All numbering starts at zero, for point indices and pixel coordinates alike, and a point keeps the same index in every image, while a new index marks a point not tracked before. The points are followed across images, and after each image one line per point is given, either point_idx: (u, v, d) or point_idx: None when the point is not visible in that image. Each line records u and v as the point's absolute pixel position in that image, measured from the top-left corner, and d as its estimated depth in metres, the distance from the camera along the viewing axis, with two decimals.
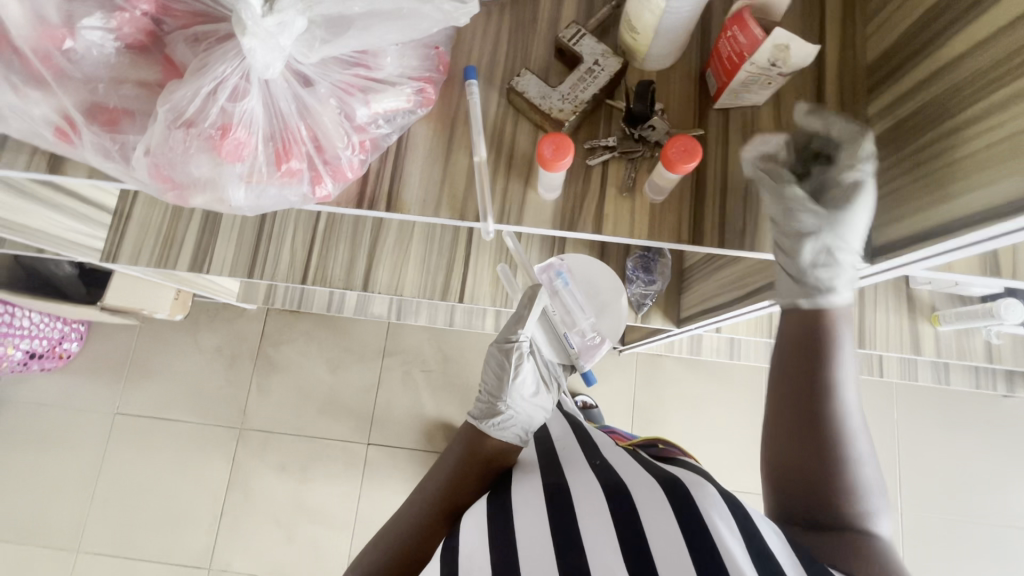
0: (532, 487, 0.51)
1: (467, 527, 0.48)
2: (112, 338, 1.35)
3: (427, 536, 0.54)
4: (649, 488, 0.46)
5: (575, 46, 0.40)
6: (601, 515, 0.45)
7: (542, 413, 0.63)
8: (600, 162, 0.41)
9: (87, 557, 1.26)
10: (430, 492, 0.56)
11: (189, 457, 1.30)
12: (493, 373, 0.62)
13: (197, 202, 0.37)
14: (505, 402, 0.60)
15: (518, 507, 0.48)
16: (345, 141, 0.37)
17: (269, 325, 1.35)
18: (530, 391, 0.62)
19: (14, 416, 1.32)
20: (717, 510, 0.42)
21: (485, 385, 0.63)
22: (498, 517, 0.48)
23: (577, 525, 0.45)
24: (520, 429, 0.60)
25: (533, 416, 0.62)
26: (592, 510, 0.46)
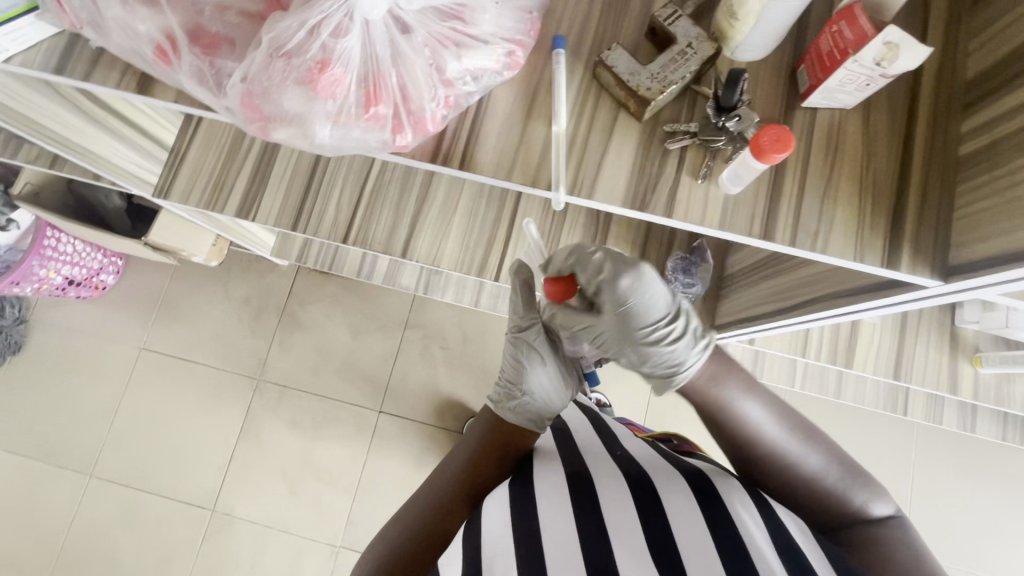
0: (557, 472, 0.51)
1: (490, 511, 0.49)
2: (147, 275, 1.39)
3: (446, 517, 0.54)
4: (674, 483, 0.48)
5: (669, 26, 0.40)
6: (626, 505, 0.46)
7: (560, 400, 0.61)
8: (679, 146, 0.41)
9: (99, 482, 1.30)
10: (450, 472, 0.57)
11: (206, 401, 1.33)
12: (510, 364, 0.61)
13: (279, 136, 0.37)
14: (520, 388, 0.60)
15: (541, 493, 0.49)
16: (428, 92, 0.37)
17: (298, 283, 1.37)
18: (547, 378, 0.60)
19: (47, 338, 1.37)
20: (745, 507, 0.44)
21: (503, 371, 0.63)
22: (520, 503, 0.48)
23: (600, 514, 0.46)
24: (534, 415, 0.60)
25: (550, 403, 0.61)
26: (615, 499, 0.47)
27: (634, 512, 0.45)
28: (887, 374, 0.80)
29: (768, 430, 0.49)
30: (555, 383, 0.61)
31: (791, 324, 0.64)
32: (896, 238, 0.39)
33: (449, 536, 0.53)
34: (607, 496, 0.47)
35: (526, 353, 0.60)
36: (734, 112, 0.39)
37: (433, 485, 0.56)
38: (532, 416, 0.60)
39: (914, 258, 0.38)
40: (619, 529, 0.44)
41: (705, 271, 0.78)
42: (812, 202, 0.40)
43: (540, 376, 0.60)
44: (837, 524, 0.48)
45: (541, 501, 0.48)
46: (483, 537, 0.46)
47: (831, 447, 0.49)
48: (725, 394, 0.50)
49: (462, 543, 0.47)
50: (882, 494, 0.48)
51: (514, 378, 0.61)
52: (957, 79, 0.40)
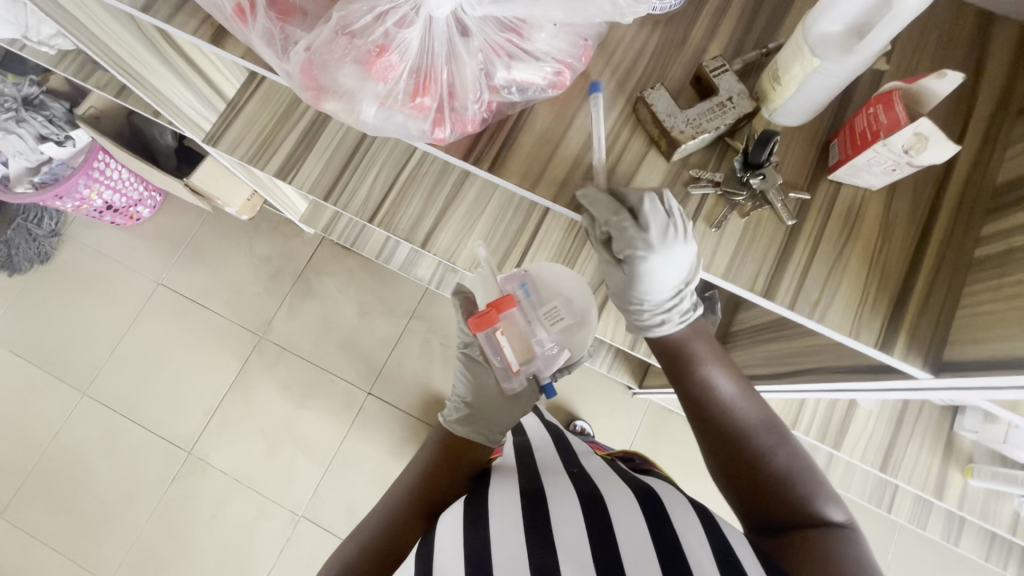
0: (511, 489, 0.53)
1: (445, 530, 0.50)
2: (180, 215, 1.44)
3: (402, 534, 0.55)
4: (623, 498, 0.50)
5: (714, 77, 0.41)
6: (573, 510, 0.48)
7: (502, 416, 0.64)
8: (700, 193, 0.42)
9: (89, 401, 1.34)
10: (405, 489, 0.58)
11: (207, 346, 1.37)
12: (463, 380, 0.66)
13: (328, 107, 0.40)
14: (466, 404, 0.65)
15: (493, 507, 0.51)
16: (470, 94, 0.40)
17: (319, 253, 1.41)
18: (486, 396, 0.63)
19: (75, 255, 1.42)
20: (689, 525, 0.45)
21: (455, 390, 0.68)
22: (474, 516, 0.50)
23: (549, 528, 0.47)
24: (478, 429, 0.64)
25: (492, 419, 0.64)
26: (563, 511, 0.48)
27: (579, 520, 0.47)
28: (874, 463, 0.80)
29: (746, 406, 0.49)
30: (501, 398, 0.63)
31: (792, 388, 0.65)
32: (894, 324, 0.39)
33: (406, 551, 0.55)
34: (556, 505, 0.49)
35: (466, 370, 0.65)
36: (760, 169, 0.40)
37: (390, 505, 0.58)
38: (477, 427, 0.64)
39: (907, 345, 0.39)
40: (563, 538, 0.45)
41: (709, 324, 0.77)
42: (818, 272, 0.41)
43: (487, 392, 0.63)
44: (784, 524, 0.46)
45: (493, 513, 0.50)
46: (436, 553, 0.48)
47: (786, 437, 0.49)
48: (697, 359, 0.51)
49: (415, 561, 0.49)
50: (837, 501, 0.46)
51: (461, 394, 0.66)
52: (987, 182, 0.40)
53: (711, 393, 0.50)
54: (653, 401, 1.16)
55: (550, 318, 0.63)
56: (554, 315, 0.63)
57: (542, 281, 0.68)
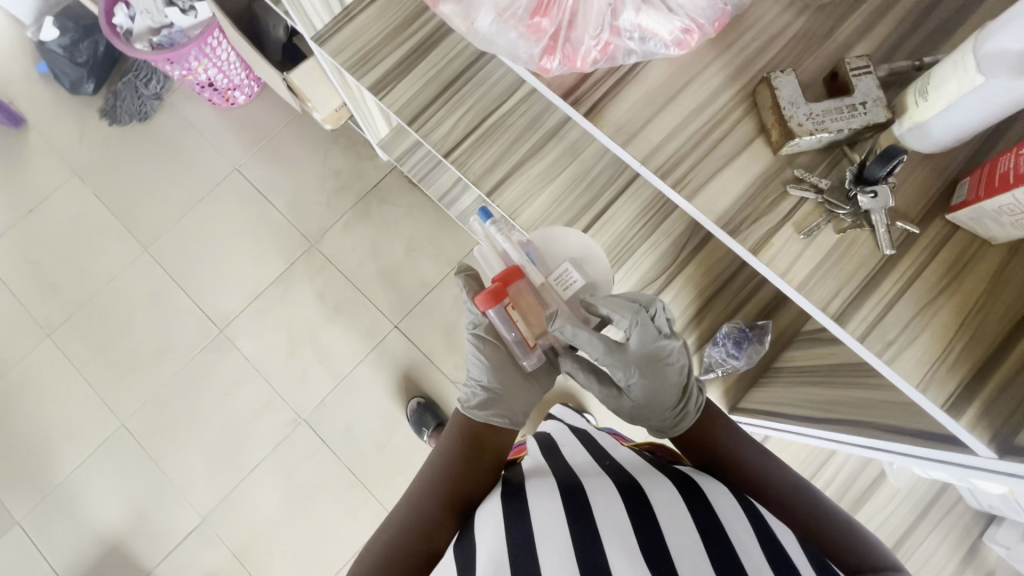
0: (548, 480, 0.55)
1: (486, 519, 0.51)
2: (270, 110, 1.49)
3: (432, 529, 0.55)
4: (666, 496, 0.51)
5: (853, 76, 0.38)
6: (615, 503, 0.50)
7: (522, 397, 0.69)
8: (798, 195, 0.39)
9: (148, 257, 1.43)
10: (433, 480, 0.59)
11: (262, 238, 1.43)
12: (477, 362, 0.70)
13: (445, 10, 0.40)
14: (486, 385, 0.68)
15: (532, 496, 0.52)
16: (593, 31, 0.38)
17: (386, 181, 1.43)
18: (508, 375, 0.69)
19: (169, 121, 1.50)
20: (741, 529, 0.48)
21: (469, 376, 0.71)
22: (514, 506, 0.51)
23: (589, 517, 0.48)
24: (503, 410, 0.67)
25: (515, 400, 0.68)
26: (603, 502, 0.50)
27: (624, 513, 0.48)
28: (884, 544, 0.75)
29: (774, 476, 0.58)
30: (518, 375, 0.69)
31: (822, 437, 0.61)
32: (969, 392, 0.36)
33: (438, 548, 0.54)
34: (598, 496, 0.51)
35: (480, 351, 0.69)
36: (873, 186, 0.36)
37: (415, 499, 0.58)
38: (501, 409, 0.67)
39: (976, 421, 0.35)
40: (607, 527, 0.47)
41: (755, 352, 0.79)
42: (903, 311, 0.37)
43: (505, 371, 0.69)
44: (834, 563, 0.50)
45: (533, 499, 0.51)
46: (479, 542, 0.49)
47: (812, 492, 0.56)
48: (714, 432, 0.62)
49: (459, 552, 0.50)
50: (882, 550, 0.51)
51: (477, 377, 0.70)
52: None
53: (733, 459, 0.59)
54: None
55: (559, 284, 0.69)
56: (562, 282, 0.69)
57: (545, 248, 0.72)
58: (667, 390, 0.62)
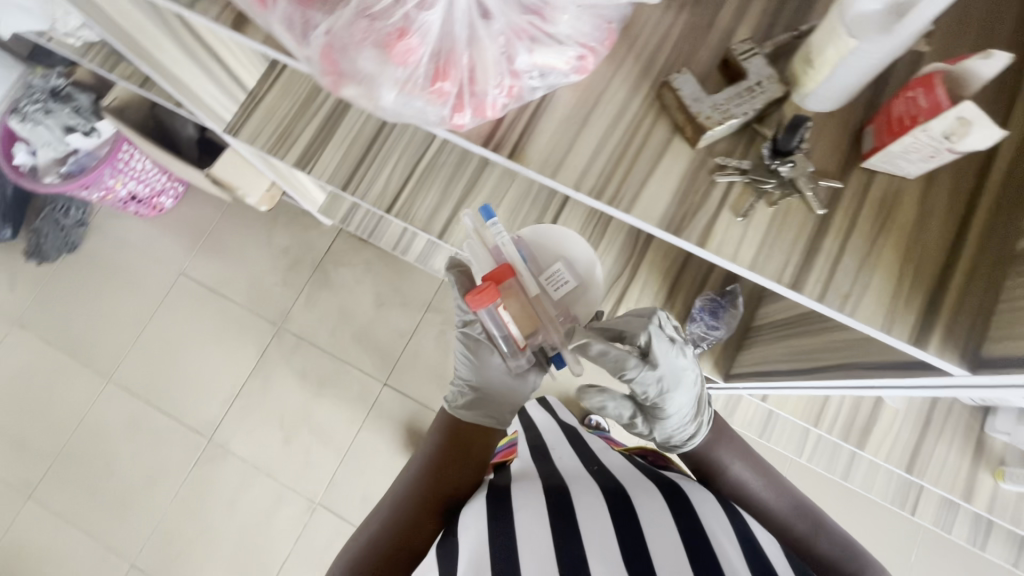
0: (533, 485, 0.56)
1: (467, 523, 0.53)
2: (201, 206, 1.46)
3: (413, 530, 0.57)
4: (651, 502, 0.54)
5: (743, 60, 0.40)
6: (599, 510, 0.52)
7: (512, 400, 0.67)
8: (726, 181, 0.41)
9: (113, 387, 1.37)
10: (414, 482, 0.60)
11: (227, 335, 1.39)
12: (464, 362, 0.66)
13: (348, 93, 0.40)
14: (476, 389, 0.66)
15: (517, 501, 0.53)
16: (496, 80, 0.39)
17: (337, 245, 1.41)
18: (499, 379, 0.65)
19: (100, 244, 1.45)
20: (719, 528, 0.51)
21: (456, 371, 0.68)
22: (497, 510, 0.52)
23: (575, 524, 0.50)
24: (491, 413, 0.66)
25: (504, 403, 0.67)
26: (588, 508, 0.52)
27: (608, 518, 0.51)
28: (900, 464, 0.78)
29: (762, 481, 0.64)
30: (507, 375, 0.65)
31: (811, 386, 0.63)
32: (930, 318, 0.38)
33: (421, 549, 0.57)
34: (583, 504, 0.53)
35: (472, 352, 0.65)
36: (790, 157, 0.39)
37: (397, 499, 0.59)
38: (486, 412, 0.66)
39: (944, 342, 0.37)
40: (592, 532, 0.49)
41: (732, 318, 0.82)
42: (849, 263, 0.39)
43: (492, 375, 0.65)
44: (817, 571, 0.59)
45: (517, 504, 0.53)
46: (460, 548, 0.50)
47: (804, 507, 0.63)
48: (721, 459, 0.65)
49: (438, 555, 0.51)
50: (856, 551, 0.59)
51: (466, 376, 0.66)
52: None
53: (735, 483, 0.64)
54: None
55: (552, 284, 0.62)
56: (558, 281, 0.62)
57: (535, 246, 0.66)
58: (687, 404, 0.62)
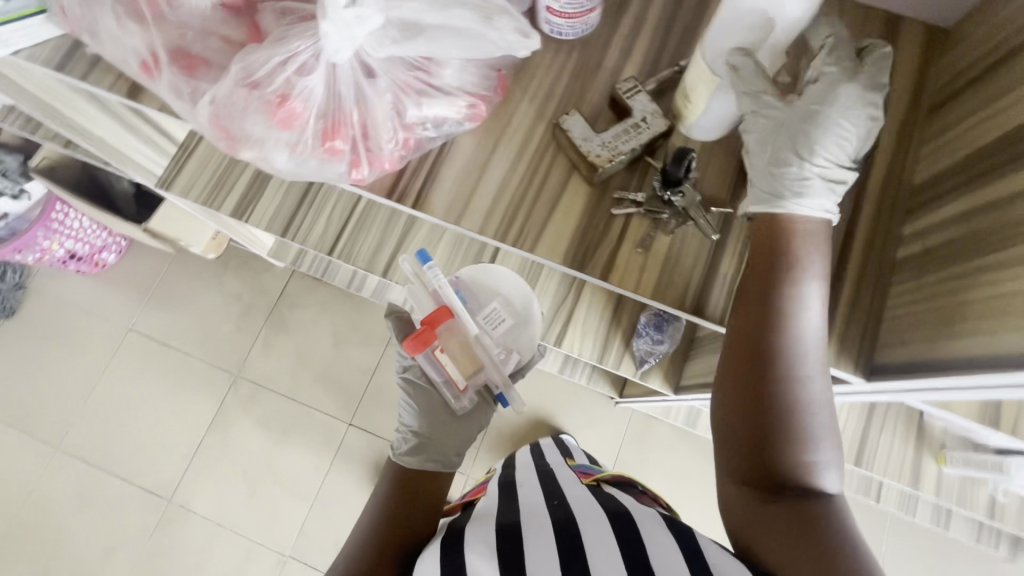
0: (488, 517, 0.51)
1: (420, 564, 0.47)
2: (146, 259, 1.42)
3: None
4: (594, 511, 0.48)
5: (627, 98, 0.42)
6: (543, 530, 0.46)
7: (460, 438, 0.66)
8: (624, 215, 0.42)
9: (62, 456, 1.31)
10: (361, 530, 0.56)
11: (181, 389, 1.35)
12: (407, 408, 0.67)
13: (244, 156, 0.40)
14: (420, 431, 0.66)
15: (469, 533, 0.48)
16: (387, 136, 0.40)
17: (290, 286, 1.39)
18: (444, 418, 0.66)
19: (41, 308, 1.40)
20: (656, 526, 0.44)
21: (402, 419, 0.68)
22: (448, 547, 0.47)
23: (519, 546, 0.44)
24: (440, 455, 0.64)
25: (451, 442, 0.65)
26: (536, 528, 0.47)
27: (551, 535, 0.45)
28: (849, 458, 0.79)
29: (806, 412, 0.39)
30: (452, 416, 0.65)
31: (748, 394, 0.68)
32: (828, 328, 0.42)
33: None
34: (530, 529, 0.47)
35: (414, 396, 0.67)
36: (679, 188, 0.40)
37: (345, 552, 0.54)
38: (432, 455, 0.64)
39: (839, 351, 0.41)
40: (534, 551, 0.43)
41: (675, 329, 0.83)
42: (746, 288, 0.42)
43: (436, 416, 0.65)
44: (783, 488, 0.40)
45: (469, 536, 0.48)
46: None
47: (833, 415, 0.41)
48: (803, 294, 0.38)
49: None
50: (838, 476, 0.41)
51: (410, 422, 0.67)
52: (906, 183, 0.43)
53: (789, 348, 0.38)
54: (635, 409, 1.25)
55: (490, 322, 0.65)
56: (496, 319, 0.65)
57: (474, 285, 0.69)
58: None
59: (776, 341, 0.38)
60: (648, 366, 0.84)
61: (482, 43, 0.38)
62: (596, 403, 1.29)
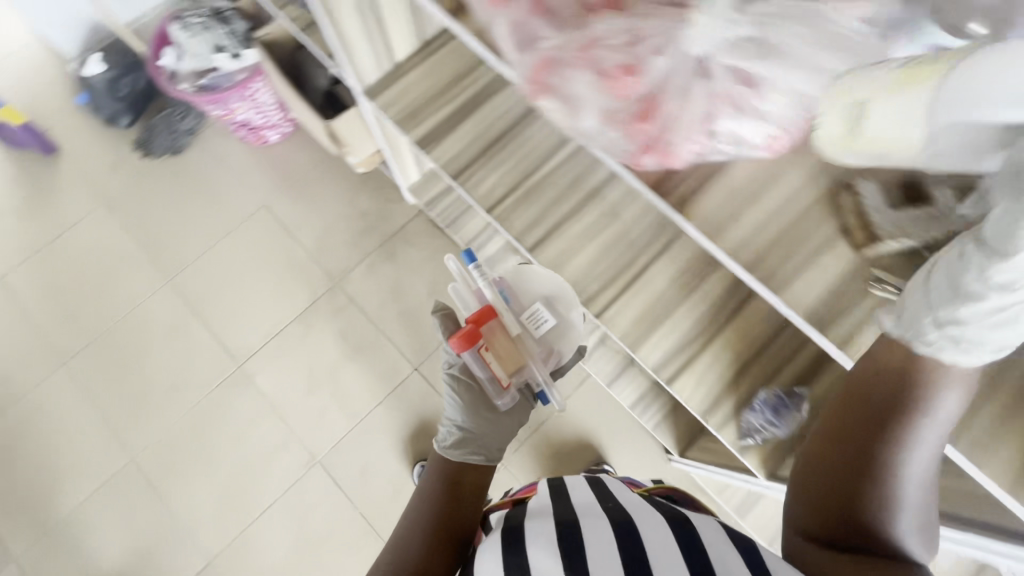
0: (548, 511, 0.59)
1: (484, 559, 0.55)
2: (302, 150, 1.54)
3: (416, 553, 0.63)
4: (656, 519, 0.56)
5: (933, 184, 0.42)
6: (609, 529, 0.54)
7: (496, 431, 0.85)
8: (878, 294, 0.45)
9: (172, 288, 1.47)
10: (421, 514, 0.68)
11: (285, 275, 1.46)
12: (453, 403, 0.86)
13: (550, 104, 0.45)
14: (462, 423, 0.84)
15: (529, 528, 0.56)
16: (690, 132, 0.42)
17: (413, 223, 1.46)
18: (483, 413, 0.85)
19: (203, 158, 1.56)
20: (715, 535, 0.53)
21: (447, 414, 0.87)
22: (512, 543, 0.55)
23: (582, 538, 0.53)
24: (481, 449, 0.83)
25: (488, 435, 0.84)
26: (595, 524, 0.55)
27: (612, 530, 0.54)
28: None
29: (901, 501, 0.44)
30: (492, 414, 0.85)
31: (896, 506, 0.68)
32: None
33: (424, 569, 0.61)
34: (589, 523, 0.55)
35: (458, 391, 0.86)
36: None
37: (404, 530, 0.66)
38: (475, 447, 0.82)
39: None
40: (596, 541, 0.52)
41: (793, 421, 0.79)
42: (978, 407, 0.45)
43: (479, 411, 0.85)
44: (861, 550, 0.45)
45: (529, 531, 0.55)
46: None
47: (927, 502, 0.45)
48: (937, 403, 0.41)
49: None
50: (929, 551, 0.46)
51: (455, 415, 0.86)
52: None
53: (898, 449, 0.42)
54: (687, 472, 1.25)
55: (531, 321, 0.86)
56: (536, 319, 0.86)
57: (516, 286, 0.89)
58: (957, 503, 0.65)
59: (888, 439, 0.43)
60: (749, 441, 0.83)
61: (844, 46, 0.36)
62: (643, 446, 1.32)
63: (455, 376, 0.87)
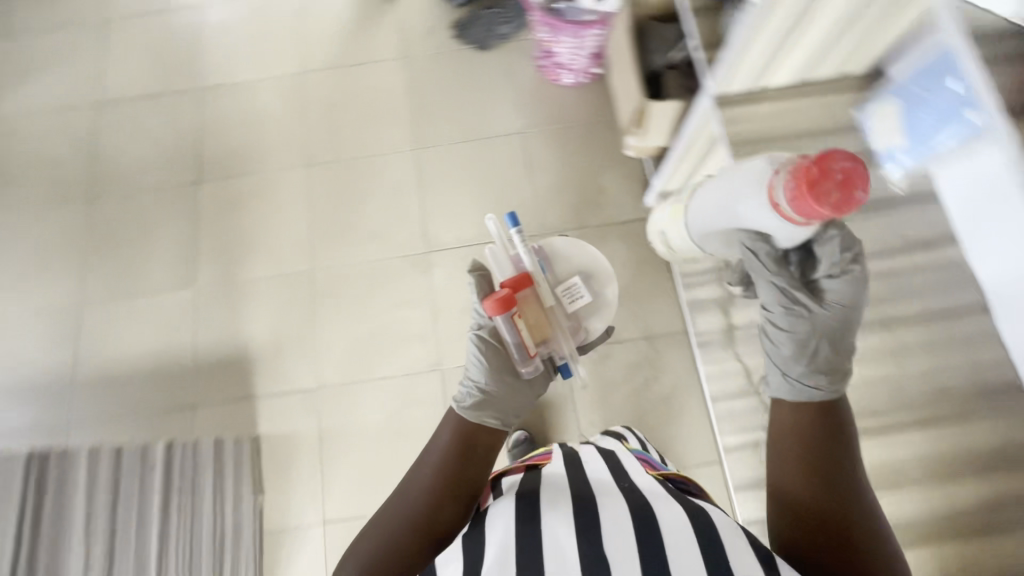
0: (561, 490, 0.72)
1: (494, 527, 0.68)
2: (580, 104, 1.58)
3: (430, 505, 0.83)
4: (672, 511, 0.68)
5: None
6: (624, 521, 0.65)
7: (511, 391, 1.02)
8: None
9: (411, 155, 1.59)
10: (437, 474, 0.88)
11: (504, 201, 1.53)
12: (477, 365, 1.03)
13: None
14: (484, 384, 1.01)
15: (544, 506, 0.69)
16: None
17: (637, 224, 1.47)
18: (499, 374, 1.02)
19: (496, 63, 1.64)
20: (740, 545, 0.62)
21: (468, 377, 1.05)
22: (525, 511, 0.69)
23: (598, 533, 0.64)
24: (502, 410, 0.99)
25: (506, 396, 1.01)
26: (611, 515, 0.66)
27: (631, 523, 0.65)
28: None
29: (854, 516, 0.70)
30: (512, 378, 1.02)
31: None
32: None
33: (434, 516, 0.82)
34: (605, 512, 0.67)
35: (478, 353, 1.03)
36: None
37: (422, 486, 0.87)
38: (495, 405, 0.99)
39: None
40: (613, 534, 0.64)
41: None
42: None
43: (499, 375, 1.01)
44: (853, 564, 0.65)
45: (544, 510, 0.68)
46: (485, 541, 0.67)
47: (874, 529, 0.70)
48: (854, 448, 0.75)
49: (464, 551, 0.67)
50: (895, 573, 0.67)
51: (476, 376, 1.03)
52: None
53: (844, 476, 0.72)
54: None
55: (568, 296, 1.06)
56: (572, 295, 1.06)
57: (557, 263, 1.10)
58: None
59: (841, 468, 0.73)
60: None
61: None
62: None
63: (476, 342, 1.04)
